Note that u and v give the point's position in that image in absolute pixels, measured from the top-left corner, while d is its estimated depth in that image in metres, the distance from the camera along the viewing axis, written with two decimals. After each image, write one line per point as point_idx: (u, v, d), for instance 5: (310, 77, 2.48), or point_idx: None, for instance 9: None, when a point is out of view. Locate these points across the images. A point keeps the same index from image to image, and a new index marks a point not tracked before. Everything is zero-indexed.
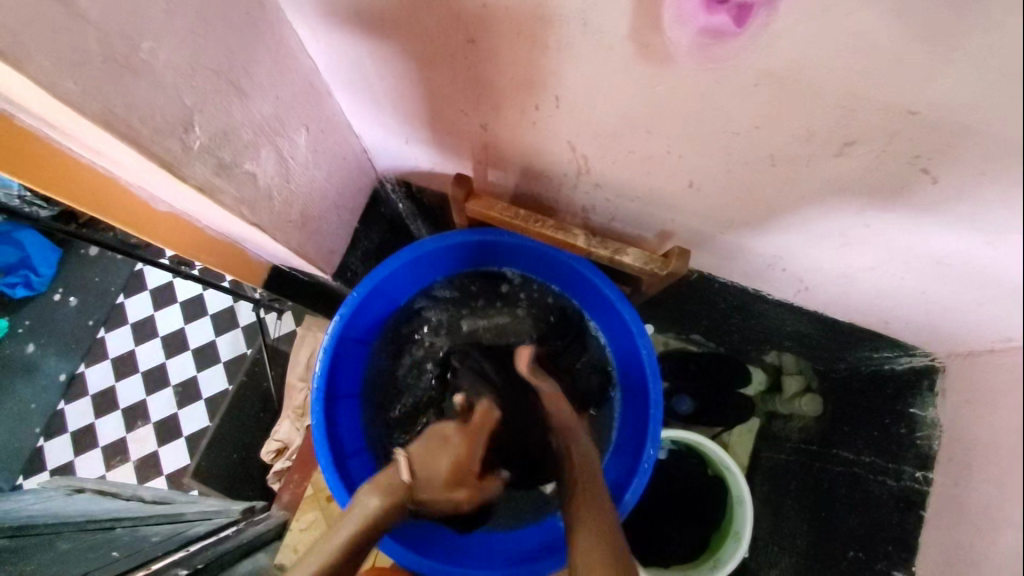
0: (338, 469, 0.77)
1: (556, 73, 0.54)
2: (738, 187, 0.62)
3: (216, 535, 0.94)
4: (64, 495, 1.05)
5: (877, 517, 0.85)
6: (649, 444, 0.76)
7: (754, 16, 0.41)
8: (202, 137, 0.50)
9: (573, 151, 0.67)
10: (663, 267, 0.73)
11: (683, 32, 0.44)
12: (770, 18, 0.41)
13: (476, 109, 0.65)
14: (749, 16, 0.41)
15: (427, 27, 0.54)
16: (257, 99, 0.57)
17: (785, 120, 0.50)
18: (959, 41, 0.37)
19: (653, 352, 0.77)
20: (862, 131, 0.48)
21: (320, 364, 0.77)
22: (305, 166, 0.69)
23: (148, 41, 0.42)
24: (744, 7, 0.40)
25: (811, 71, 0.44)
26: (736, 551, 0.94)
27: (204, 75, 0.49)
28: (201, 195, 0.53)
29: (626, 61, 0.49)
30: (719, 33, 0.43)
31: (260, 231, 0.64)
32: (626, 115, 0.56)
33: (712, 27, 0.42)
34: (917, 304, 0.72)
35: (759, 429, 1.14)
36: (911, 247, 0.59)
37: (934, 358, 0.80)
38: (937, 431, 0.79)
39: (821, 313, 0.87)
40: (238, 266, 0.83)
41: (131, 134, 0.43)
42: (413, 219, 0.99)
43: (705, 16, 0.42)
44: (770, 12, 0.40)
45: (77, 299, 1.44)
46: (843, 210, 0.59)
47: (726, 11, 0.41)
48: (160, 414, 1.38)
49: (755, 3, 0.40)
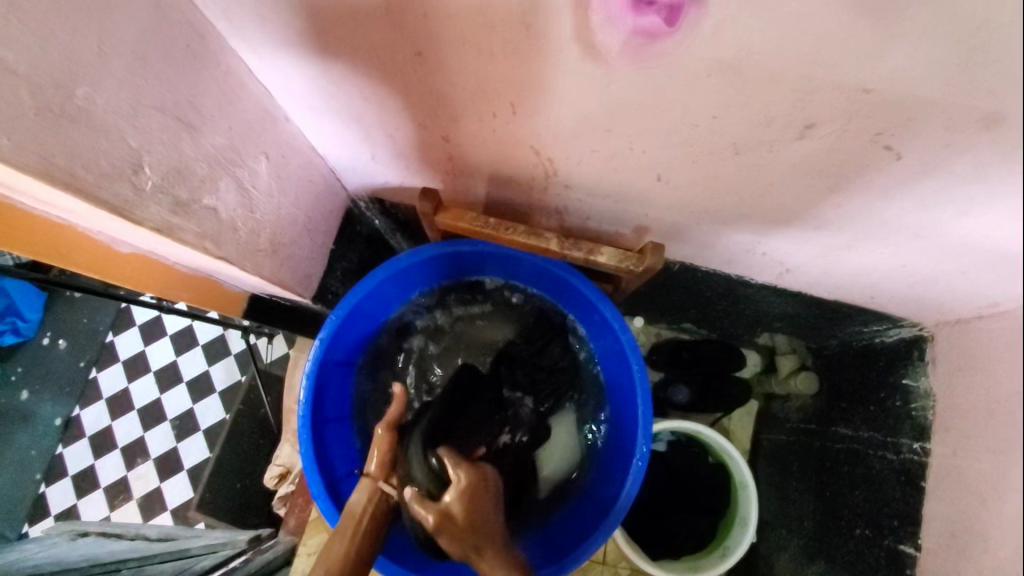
0: (331, 495, 0.76)
1: (509, 79, 0.53)
2: (706, 177, 0.61)
3: (223, 568, 0.93)
4: (67, 540, 1.03)
5: (880, 492, 0.84)
6: (642, 442, 0.75)
7: (685, 14, 0.41)
8: (154, 176, 0.49)
9: (537, 155, 0.66)
10: (639, 263, 0.72)
11: (616, 33, 0.43)
12: (702, 14, 0.40)
13: (436, 121, 0.64)
14: (679, 15, 0.41)
15: (374, 43, 0.53)
16: (208, 130, 0.56)
17: (742, 109, 0.49)
18: (899, 17, 0.37)
19: (637, 347, 0.76)
20: (819, 113, 0.47)
21: (305, 391, 0.76)
22: (269, 193, 0.69)
23: (83, 86, 0.41)
24: (673, 5, 0.40)
25: (757, 59, 0.43)
26: (743, 537, 0.92)
27: (149, 114, 0.48)
28: (162, 236, 0.52)
29: (575, 62, 0.48)
30: (652, 32, 0.43)
31: (228, 263, 0.63)
32: (584, 116, 0.56)
33: (644, 26, 0.42)
34: (898, 277, 0.71)
35: (759, 410, 1.14)
36: (886, 220, 0.59)
37: (921, 327, 0.81)
38: (932, 400, 0.79)
39: (806, 292, 0.87)
40: (215, 298, 0.82)
41: (76, 183, 0.42)
42: (392, 233, 0.98)
43: (635, 16, 0.42)
44: (700, 8, 0.40)
45: (67, 341, 1.39)
46: (813, 191, 0.58)
47: (657, 11, 0.41)
48: (159, 449, 1.37)
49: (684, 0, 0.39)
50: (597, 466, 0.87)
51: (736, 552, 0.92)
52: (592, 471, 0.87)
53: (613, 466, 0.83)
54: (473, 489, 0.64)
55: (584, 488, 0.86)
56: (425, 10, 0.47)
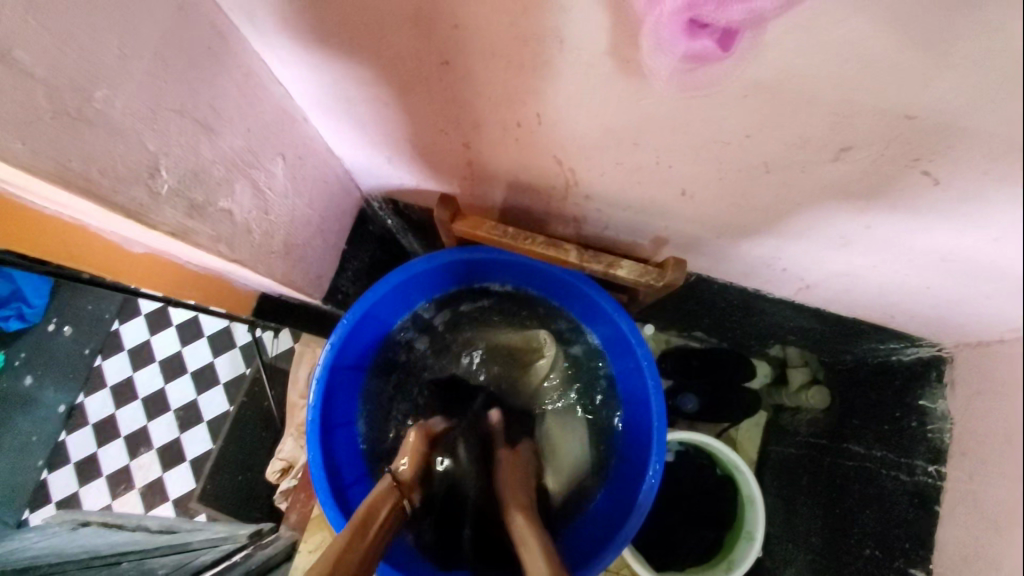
0: (338, 501, 0.75)
1: (533, 90, 0.52)
2: (731, 193, 0.60)
3: (223, 564, 0.92)
4: (68, 529, 1.03)
5: (893, 513, 0.85)
6: (653, 458, 0.74)
7: (740, 38, 0.38)
8: (171, 180, 0.48)
9: (560, 165, 0.64)
10: (660, 278, 0.71)
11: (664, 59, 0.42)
12: (757, 36, 0.38)
13: (457, 127, 0.63)
14: (735, 39, 0.37)
15: (399, 50, 0.51)
16: (227, 134, 0.55)
17: (779, 129, 0.48)
18: (954, 46, 0.35)
19: (654, 361, 0.76)
20: (857, 137, 0.46)
21: (314, 395, 0.75)
22: (285, 195, 0.67)
23: (101, 89, 0.40)
24: (730, 31, 0.36)
25: (799, 81, 0.42)
26: (751, 552, 0.91)
27: (166, 116, 0.46)
28: (176, 239, 0.51)
29: (606, 75, 0.47)
30: (702, 54, 0.39)
31: (241, 265, 0.62)
32: (610, 128, 0.54)
33: (696, 52, 0.39)
34: (921, 298, 0.70)
35: (767, 421, 1.10)
36: (914, 244, 0.57)
37: (941, 348, 0.80)
38: (949, 423, 0.79)
39: (824, 309, 0.85)
40: (225, 297, 0.81)
41: (92, 188, 0.41)
42: (404, 233, 0.96)
43: (687, 41, 0.38)
44: (756, 32, 0.37)
45: (72, 328, 1.32)
46: (843, 212, 0.56)
47: (710, 35, 0.37)
48: (163, 440, 1.36)
49: (742, 26, 0.36)
50: (612, 464, 0.86)
51: (740, 568, 0.91)
52: (607, 473, 0.86)
53: (627, 463, 0.83)
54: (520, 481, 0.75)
55: (605, 480, 0.86)
56: (456, 20, 0.45)
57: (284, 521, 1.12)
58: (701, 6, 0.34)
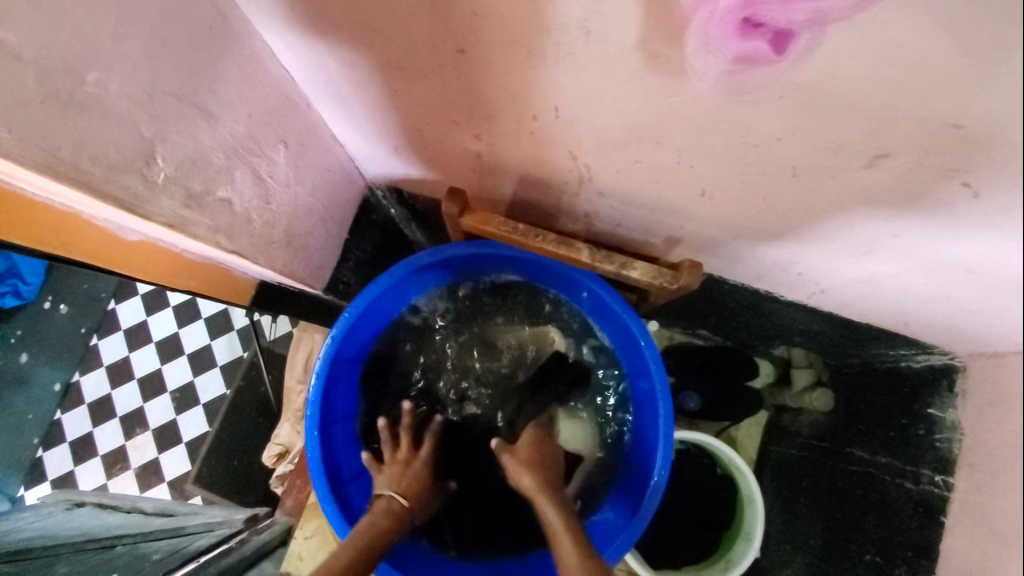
0: (336, 497, 0.73)
1: (551, 83, 0.49)
2: (753, 196, 0.57)
3: (218, 550, 0.91)
4: (64, 510, 1.01)
5: (895, 520, 0.84)
6: (659, 463, 0.72)
7: (795, 41, 0.36)
8: (167, 168, 0.46)
9: (575, 161, 0.62)
10: (674, 280, 0.69)
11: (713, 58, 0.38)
12: (815, 42, 0.36)
13: (469, 119, 0.60)
14: (789, 42, 0.36)
15: (413, 35, 0.48)
16: (228, 120, 0.52)
17: (811, 132, 0.45)
18: (1016, 53, 0.32)
19: (662, 364, 0.74)
20: (895, 143, 0.43)
21: (312, 390, 0.73)
22: (287, 183, 0.65)
23: (95, 72, 0.37)
24: (785, 33, 0.35)
25: (839, 83, 0.39)
26: (746, 553, 0.91)
27: (163, 100, 0.44)
28: (172, 231, 0.48)
29: (632, 71, 0.44)
30: (753, 57, 0.37)
31: (240, 255, 0.60)
32: (632, 126, 0.52)
33: (746, 54, 0.37)
34: (940, 308, 0.68)
35: (767, 420, 1.10)
36: (942, 254, 0.55)
37: (953, 356, 0.78)
38: (958, 434, 0.77)
39: (836, 313, 0.83)
40: (226, 287, 0.79)
41: (82, 178, 0.38)
42: (407, 223, 0.93)
43: (738, 42, 0.36)
44: (815, 35, 0.35)
45: (68, 306, 1.33)
46: (869, 219, 0.54)
47: (763, 36, 0.35)
48: (159, 421, 1.33)
49: (798, 29, 0.35)
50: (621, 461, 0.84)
51: (738, 567, 0.90)
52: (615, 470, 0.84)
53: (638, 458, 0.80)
54: (534, 470, 0.69)
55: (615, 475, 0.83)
56: (474, 8, 0.43)
57: (279, 506, 1.10)
58: (763, 2, 0.32)
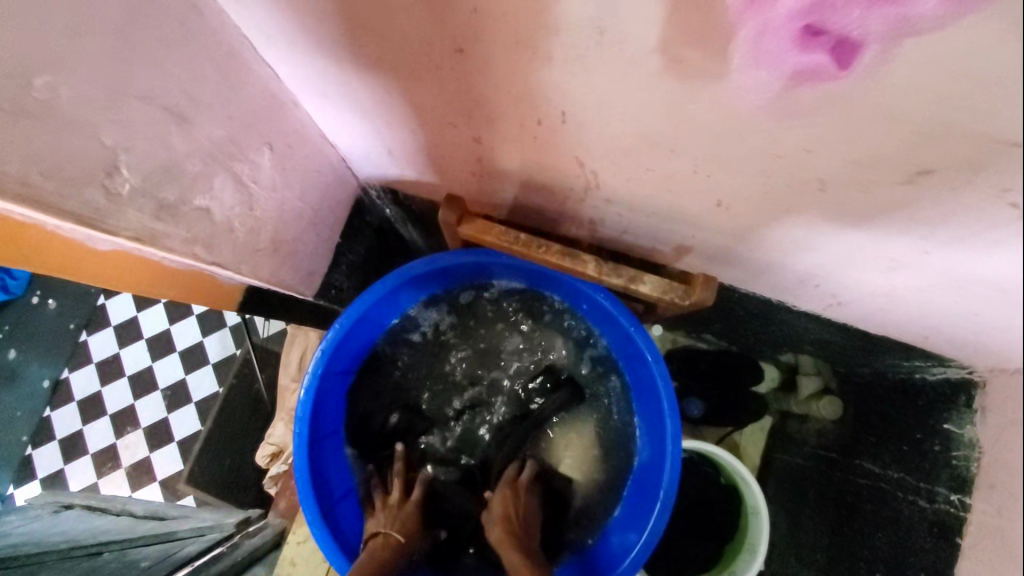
0: (326, 519, 0.70)
1: (558, 86, 0.45)
2: (773, 208, 0.53)
3: (211, 554, 0.87)
4: (50, 513, 0.98)
5: (906, 540, 0.81)
6: (665, 484, 0.69)
7: (859, 58, 0.33)
8: (134, 179, 0.41)
9: (582, 167, 0.58)
10: (686, 296, 0.66)
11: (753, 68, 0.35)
12: (881, 56, 0.33)
13: (468, 120, 0.56)
14: (853, 57, 0.33)
15: (408, 33, 0.44)
16: (205, 122, 0.48)
17: (845, 144, 0.41)
18: None
19: (670, 380, 0.70)
20: (937, 159, 0.39)
21: (301, 406, 0.70)
22: (272, 188, 0.60)
23: (45, 75, 0.33)
24: (848, 45, 0.32)
25: (882, 92, 0.35)
26: (751, 564, 0.87)
27: (129, 104, 0.40)
28: (142, 244, 0.44)
29: (650, 75, 0.40)
30: (811, 72, 0.35)
31: (221, 266, 0.56)
32: (645, 133, 0.48)
33: (804, 67, 0.35)
34: (964, 327, 0.64)
35: (772, 427, 1.05)
36: (976, 275, 0.51)
37: (972, 372, 0.72)
38: (977, 452, 0.73)
39: (851, 325, 0.79)
40: (215, 293, 0.75)
41: (33, 194, 0.34)
42: (403, 224, 0.89)
43: (797, 55, 0.34)
44: (880, 53, 0.32)
45: (56, 300, 1.29)
46: (899, 236, 0.50)
47: (823, 46, 0.33)
48: (151, 419, 1.28)
49: (865, 42, 0.32)
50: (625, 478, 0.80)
51: None
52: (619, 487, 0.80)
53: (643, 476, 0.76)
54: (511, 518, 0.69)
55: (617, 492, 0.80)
56: (474, 3, 0.38)
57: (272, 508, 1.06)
58: (836, 8, 0.30)
